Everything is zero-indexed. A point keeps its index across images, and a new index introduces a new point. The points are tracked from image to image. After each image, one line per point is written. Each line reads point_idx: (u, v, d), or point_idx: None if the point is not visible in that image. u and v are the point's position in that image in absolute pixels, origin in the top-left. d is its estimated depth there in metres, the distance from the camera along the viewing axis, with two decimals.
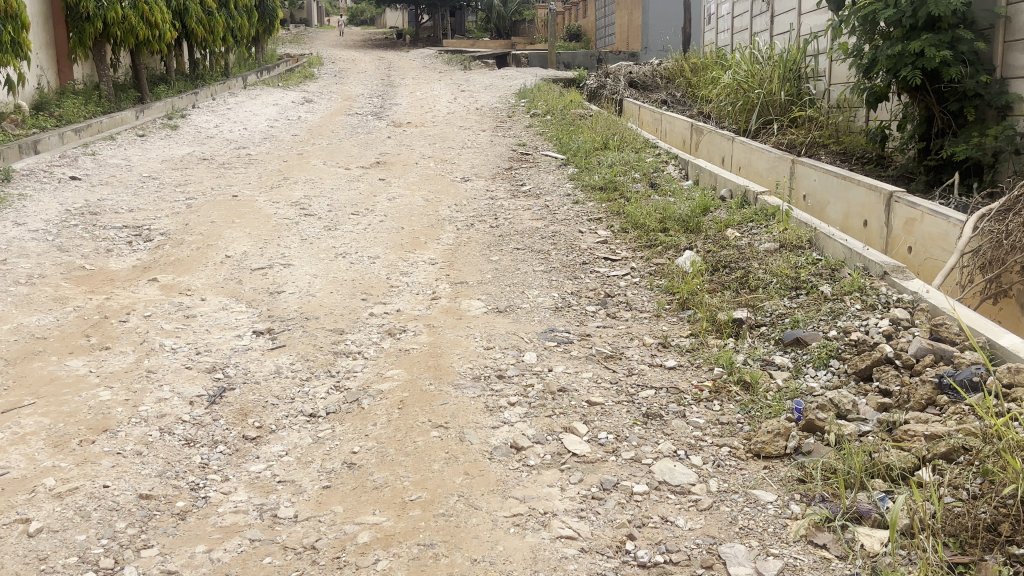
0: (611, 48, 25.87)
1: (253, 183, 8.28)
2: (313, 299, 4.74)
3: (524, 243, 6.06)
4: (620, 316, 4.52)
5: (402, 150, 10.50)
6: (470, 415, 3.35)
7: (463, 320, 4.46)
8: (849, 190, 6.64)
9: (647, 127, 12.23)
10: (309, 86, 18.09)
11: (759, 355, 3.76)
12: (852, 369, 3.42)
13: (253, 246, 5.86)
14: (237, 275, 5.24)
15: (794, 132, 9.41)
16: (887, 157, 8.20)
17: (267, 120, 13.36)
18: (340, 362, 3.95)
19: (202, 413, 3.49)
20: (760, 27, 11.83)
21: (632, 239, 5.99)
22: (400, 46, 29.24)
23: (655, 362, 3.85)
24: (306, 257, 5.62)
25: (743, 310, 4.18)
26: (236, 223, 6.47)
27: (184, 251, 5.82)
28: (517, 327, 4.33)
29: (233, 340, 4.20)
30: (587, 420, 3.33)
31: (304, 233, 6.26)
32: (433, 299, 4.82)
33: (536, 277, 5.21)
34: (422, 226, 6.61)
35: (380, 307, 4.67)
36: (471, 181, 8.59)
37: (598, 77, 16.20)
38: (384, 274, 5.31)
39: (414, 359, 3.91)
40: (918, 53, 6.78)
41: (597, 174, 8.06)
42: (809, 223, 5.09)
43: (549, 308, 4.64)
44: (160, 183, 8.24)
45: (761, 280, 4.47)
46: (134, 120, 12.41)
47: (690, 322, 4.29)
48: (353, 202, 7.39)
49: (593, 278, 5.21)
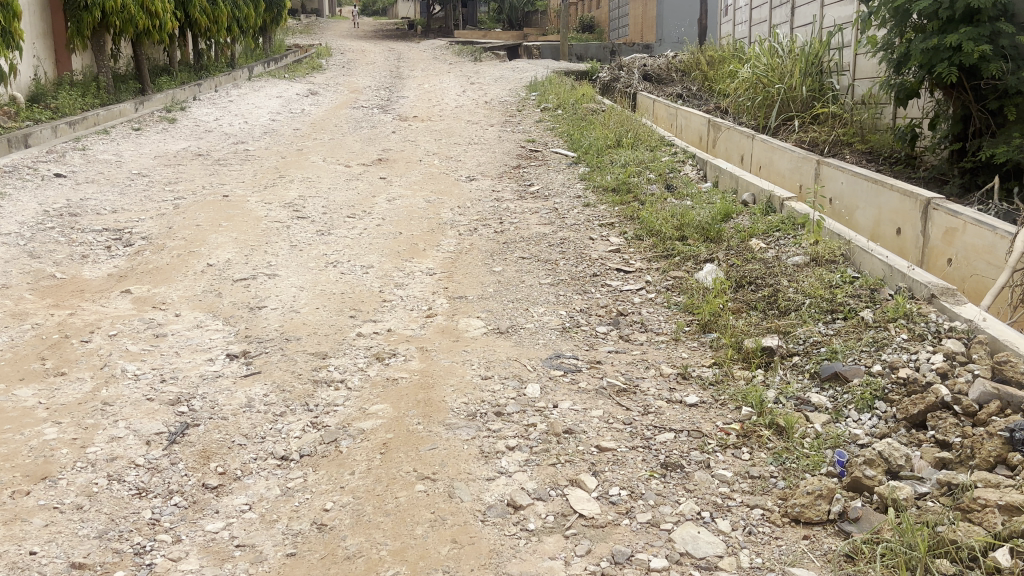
0: (625, 39, 25.32)
1: (247, 181, 7.86)
2: (296, 316, 4.32)
3: (530, 252, 5.61)
4: (635, 339, 4.07)
5: (405, 146, 10.06)
6: (462, 463, 2.92)
7: (461, 342, 4.02)
8: (881, 195, 6.15)
9: (662, 122, 11.77)
10: (315, 77, 17.68)
11: (792, 392, 3.31)
12: (903, 415, 2.97)
13: (238, 254, 5.44)
14: (217, 286, 4.84)
15: (817, 129, 8.92)
16: (917, 157, 7.71)
17: (269, 114, 12.94)
18: (319, 393, 3.52)
19: (159, 456, 3.07)
20: (780, 19, 11.33)
21: (646, 248, 5.54)
22: (411, 37, 28.79)
23: (673, 398, 3.40)
24: (294, 266, 5.20)
25: (773, 336, 3.73)
26: (223, 227, 6.07)
27: (165, 258, 5.41)
28: (520, 351, 3.89)
29: (203, 365, 3.78)
30: (596, 471, 2.89)
31: (294, 239, 5.83)
32: (428, 317, 4.40)
33: (543, 291, 4.77)
34: (421, 231, 6.18)
35: (369, 326, 4.25)
36: (477, 180, 8.15)
37: (611, 70, 15.72)
38: (377, 286, 4.88)
39: (402, 391, 3.48)
40: (954, 47, 6.27)
41: (610, 175, 7.60)
42: (843, 235, 4.64)
43: (556, 328, 4.20)
44: (149, 181, 7.84)
45: (792, 301, 4.01)
46: (133, 112, 12.09)
47: (713, 349, 3.85)
48: (350, 203, 6.96)
49: (605, 293, 4.76)
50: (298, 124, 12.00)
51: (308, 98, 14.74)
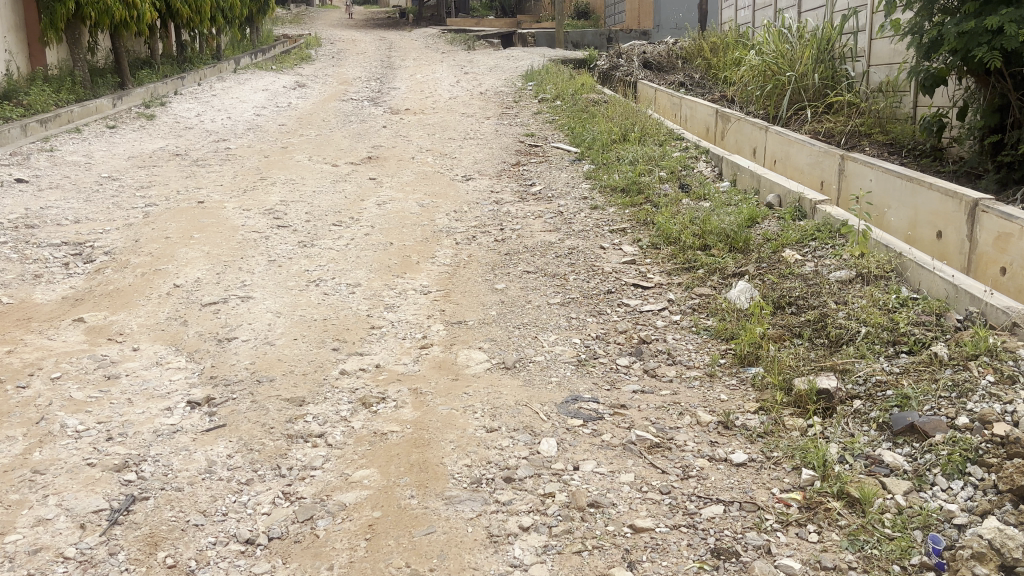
0: (621, 26, 24.61)
1: (225, 185, 7.27)
2: (271, 351, 3.76)
3: (535, 264, 5.04)
4: (662, 375, 3.52)
5: (397, 142, 9.48)
6: (464, 555, 2.37)
7: (460, 382, 3.46)
8: (918, 194, 5.57)
9: (667, 113, 11.21)
10: (303, 68, 17.06)
11: (860, 450, 2.76)
12: (1007, 486, 2.41)
13: (210, 272, 4.86)
14: (183, 313, 4.28)
15: (832, 119, 8.31)
16: (944, 149, 7.14)
17: (253, 108, 12.33)
18: (293, 453, 2.97)
19: (94, 544, 2.50)
20: (786, 4, 10.70)
21: (664, 258, 4.99)
22: (402, 26, 28.09)
23: (716, 456, 2.85)
24: (271, 286, 4.62)
25: (829, 374, 3.18)
26: (196, 239, 5.50)
27: (128, 277, 4.83)
28: (529, 392, 3.33)
29: (159, 417, 3.21)
30: (633, 562, 2.34)
31: (274, 252, 5.26)
32: (423, 349, 3.84)
33: (552, 315, 4.20)
34: (415, 240, 5.61)
35: (355, 361, 3.69)
36: (474, 180, 7.58)
37: (609, 58, 15.09)
38: (364, 310, 4.32)
39: (392, 450, 2.92)
40: (994, 30, 5.63)
41: (618, 173, 7.03)
42: (894, 248, 4.09)
43: (572, 362, 3.65)
44: (120, 185, 7.25)
45: (845, 330, 3.47)
46: (110, 108, 11.46)
47: (756, 389, 3.30)
48: (336, 208, 6.40)
49: (624, 316, 4.20)
50: (284, 119, 11.38)
51: (295, 91, 14.11)
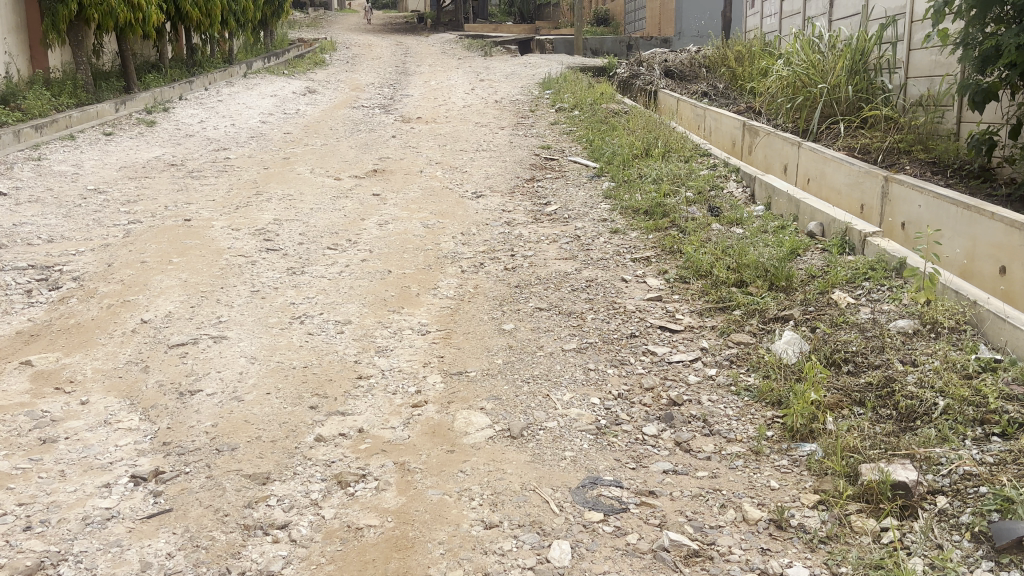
0: (641, 32, 23.95)
1: (218, 200, 6.76)
2: (239, 410, 3.23)
3: (548, 299, 4.49)
4: (698, 450, 2.96)
5: (405, 153, 8.96)
6: None
7: (456, 455, 2.90)
8: (976, 223, 4.89)
9: (690, 126, 10.65)
10: (314, 73, 16.61)
11: (955, 571, 2.20)
12: None
13: (183, 305, 4.34)
14: (147, 356, 3.76)
15: (868, 134, 7.63)
16: (993, 169, 6.44)
17: (260, 115, 11.85)
18: (247, 552, 2.43)
19: None
20: (815, 12, 10.07)
21: (695, 295, 4.42)
22: (418, 31, 27.62)
23: (769, 571, 2.30)
24: (249, 324, 4.09)
25: (904, 461, 2.62)
26: (175, 264, 4.99)
27: (92, 310, 4.31)
28: (537, 471, 2.78)
29: (94, 498, 2.68)
30: None
31: (258, 281, 4.73)
32: (414, 408, 3.28)
33: (566, 365, 3.64)
34: (416, 268, 5.07)
35: (334, 423, 3.16)
36: (484, 197, 7.02)
37: (629, 66, 14.49)
38: (351, 355, 3.77)
39: (367, 554, 2.38)
40: None
41: (640, 193, 6.46)
42: (969, 296, 3.50)
43: (589, 429, 3.09)
44: (105, 199, 6.76)
45: (917, 401, 2.90)
46: (112, 114, 11.01)
47: (813, 475, 2.73)
48: (334, 229, 5.88)
49: (650, 368, 3.63)
50: (289, 127, 10.89)
51: (304, 97, 13.62)
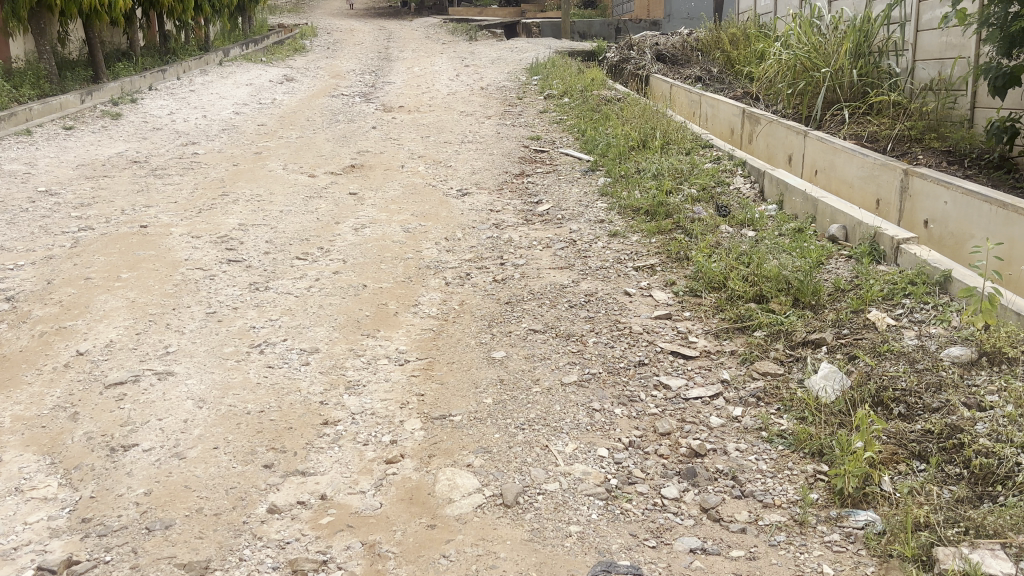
0: (630, 15, 23.23)
1: (180, 202, 6.19)
2: (179, 473, 2.70)
3: (543, 318, 3.96)
4: (730, 520, 2.46)
5: (386, 146, 8.39)
6: None
7: (439, 532, 2.40)
8: (1013, 224, 4.25)
9: (685, 111, 10.09)
10: (294, 60, 15.94)
11: None
12: None
13: (128, 331, 3.80)
14: (77, 398, 3.22)
15: (875, 120, 7.03)
16: (1014, 158, 5.78)
17: (234, 105, 11.22)
18: None
19: None
20: None
21: (709, 311, 3.90)
22: (402, 15, 26.89)
23: None
24: (200, 355, 3.56)
25: (992, 547, 2.14)
26: (124, 280, 4.43)
27: (21, 339, 3.76)
28: (537, 556, 2.29)
29: None
30: None
31: (216, 300, 4.19)
32: (389, 465, 2.76)
33: (566, 405, 3.11)
34: (395, 281, 4.54)
35: (291, 490, 2.63)
36: (470, 196, 6.48)
37: (619, 49, 13.90)
38: (316, 395, 3.23)
39: None
40: None
41: (639, 190, 5.92)
42: None
43: (598, 493, 2.58)
44: (56, 202, 6.18)
45: (995, 459, 2.42)
46: (76, 105, 10.36)
47: (874, 556, 2.25)
48: (305, 234, 5.34)
49: (663, 408, 3.11)
50: (264, 118, 10.29)
51: (281, 85, 12.98)
